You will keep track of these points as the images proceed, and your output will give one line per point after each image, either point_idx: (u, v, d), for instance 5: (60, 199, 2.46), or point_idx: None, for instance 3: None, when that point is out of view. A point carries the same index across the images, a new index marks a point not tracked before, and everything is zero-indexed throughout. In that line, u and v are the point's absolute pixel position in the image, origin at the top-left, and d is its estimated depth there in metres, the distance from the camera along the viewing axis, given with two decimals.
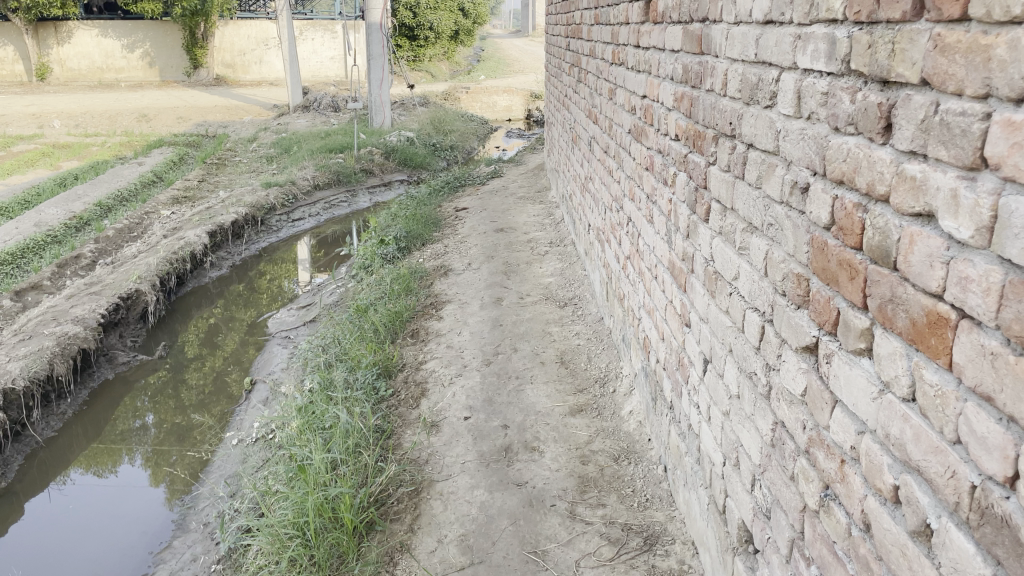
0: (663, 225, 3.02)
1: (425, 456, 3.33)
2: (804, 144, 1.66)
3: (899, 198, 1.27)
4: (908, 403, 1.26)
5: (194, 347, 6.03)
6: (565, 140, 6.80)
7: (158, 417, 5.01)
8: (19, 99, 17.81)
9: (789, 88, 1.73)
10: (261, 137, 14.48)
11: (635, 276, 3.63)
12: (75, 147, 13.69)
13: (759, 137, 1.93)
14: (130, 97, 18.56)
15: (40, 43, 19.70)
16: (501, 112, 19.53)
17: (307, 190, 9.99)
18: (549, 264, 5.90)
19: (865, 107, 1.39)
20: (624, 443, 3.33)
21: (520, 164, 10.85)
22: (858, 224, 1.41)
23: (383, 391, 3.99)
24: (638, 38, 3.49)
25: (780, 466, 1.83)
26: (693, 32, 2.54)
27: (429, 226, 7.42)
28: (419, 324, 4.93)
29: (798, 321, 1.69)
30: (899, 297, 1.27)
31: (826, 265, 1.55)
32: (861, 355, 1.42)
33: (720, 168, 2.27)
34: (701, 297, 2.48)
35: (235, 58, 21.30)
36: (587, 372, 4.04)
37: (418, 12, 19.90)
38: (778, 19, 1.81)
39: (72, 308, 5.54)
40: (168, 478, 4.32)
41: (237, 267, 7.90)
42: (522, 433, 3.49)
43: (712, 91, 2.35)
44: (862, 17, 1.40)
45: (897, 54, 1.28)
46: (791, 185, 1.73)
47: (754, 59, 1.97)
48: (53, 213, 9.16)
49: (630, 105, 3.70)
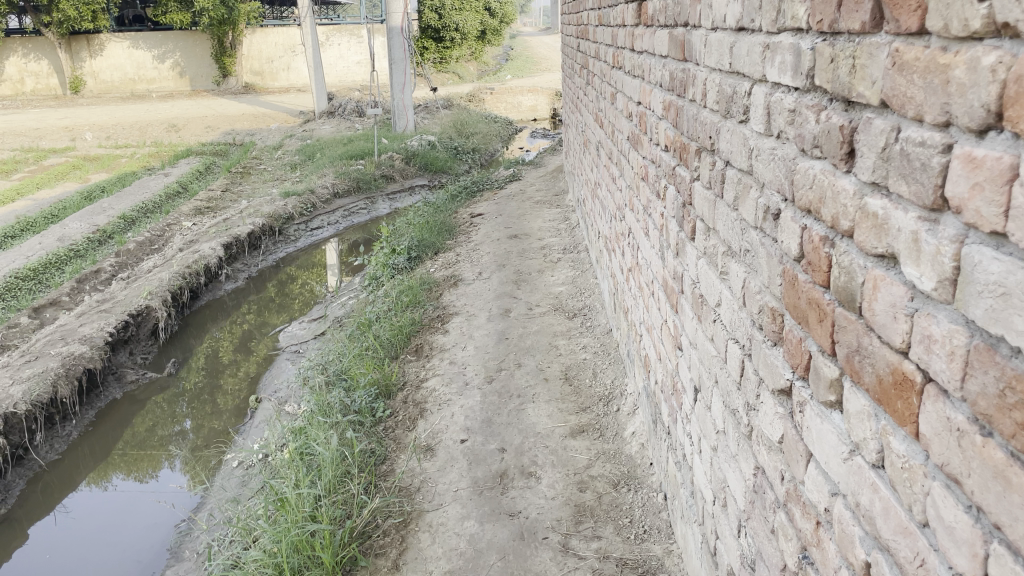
0: (657, 239, 2.85)
1: (416, 483, 3.21)
2: (775, 167, 1.49)
3: (863, 236, 1.11)
4: (877, 470, 1.10)
5: (227, 353, 6.20)
6: (579, 143, 6.63)
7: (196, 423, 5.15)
8: (52, 112, 18.08)
9: (760, 102, 1.57)
10: (285, 145, 14.50)
11: (635, 290, 3.47)
12: (104, 159, 13.84)
13: (735, 154, 1.77)
14: (160, 107, 18.75)
15: (73, 56, 19.98)
16: (526, 113, 19.43)
17: (326, 198, 9.95)
18: (561, 272, 5.75)
19: (828, 129, 1.22)
20: (624, 467, 3.17)
21: (540, 166, 10.69)
22: (824, 260, 1.25)
23: (380, 412, 3.89)
24: (632, 42, 3.33)
25: (761, 516, 1.67)
26: (678, 37, 2.37)
27: (443, 234, 7.30)
28: (424, 339, 4.82)
29: (774, 360, 1.53)
30: (865, 350, 1.11)
31: (796, 302, 1.38)
32: (832, 408, 1.26)
33: (703, 185, 2.11)
34: (690, 321, 2.31)
35: (263, 66, 21.40)
36: (591, 388, 3.89)
37: (443, 14, 19.87)
38: (749, 26, 1.64)
39: (81, 327, 5.52)
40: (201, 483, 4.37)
41: (254, 279, 7.87)
42: (519, 457, 3.35)
43: (694, 101, 2.18)
44: (824, 27, 1.24)
45: (858, 70, 1.12)
46: (764, 210, 1.57)
47: (729, 68, 1.81)
48: (76, 227, 9.22)
49: (628, 112, 3.53)
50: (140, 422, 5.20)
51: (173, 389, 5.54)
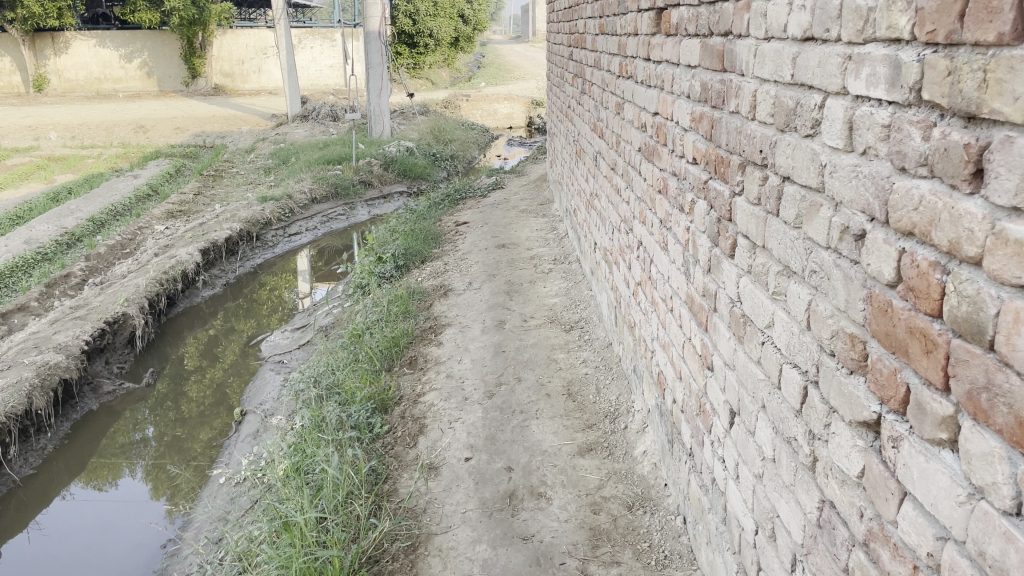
0: (679, 255, 2.77)
1: (422, 504, 3.09)
2: (858, 185, 1.41)
3: (997, 263, 1.02)
4: (1012, 518, 1.02)
5: (194, 360, 6.05)
6: (570, 152, 6.54)
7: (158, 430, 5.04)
8: (15, 111, 17.59)
9: (837, 116, 1.49)
10: (258, 149, 14.24)
11: (647, 305, 3.39)
12: (70, 160, 13.49)
13: (798, 170, 1.68)
14: (128, 108, 18.36)
15: (37, 53, 19.47)
16: (502, 120, 19.33)
17: (304, 204, 9.75)
18: (553, 284, 5.65)
19: (945, 147, 1.14)
20: (638, 489, 3.08)
21: (521, 175, 10.59)
22: (936, 287, 1.16)
23: (378, 428, 3.75)
24: (648, 51, 3.26)
25: (829, 554, 1.58)
26: (715, 48, 2.29)
27: (428, 242, 7.16)
28: (417, 351, 4.69)
29: (853, 391, 1.45)
30: (998, 389, 1.02)
31: (891, 331, 1.30)
32: (942, 446, 1.18)
33: (748, 201, 2.03)
34: (727, 342, 2.23)
35: (233, 68, 21.06)
36: (595, 405, 3.79)
37: (418, 20, 19.73)
38: (821, 36, 1.56)
39: (55, 335, 5.29)
40: (184, 498, 4.20)
41: (231, 285, 7.66)
42: (527, 476, 3.24)
43: (737, 113, 2.10)
44: (938, 38, 1.16)
45: (990, 85, 1.04)
46: (840, 229, 1.49)
47: (791, 80, 1.73)
48: (43, 229, 8.92)
49: (639, 122, 3.46)
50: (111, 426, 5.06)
51: (140, 393, 5.38)
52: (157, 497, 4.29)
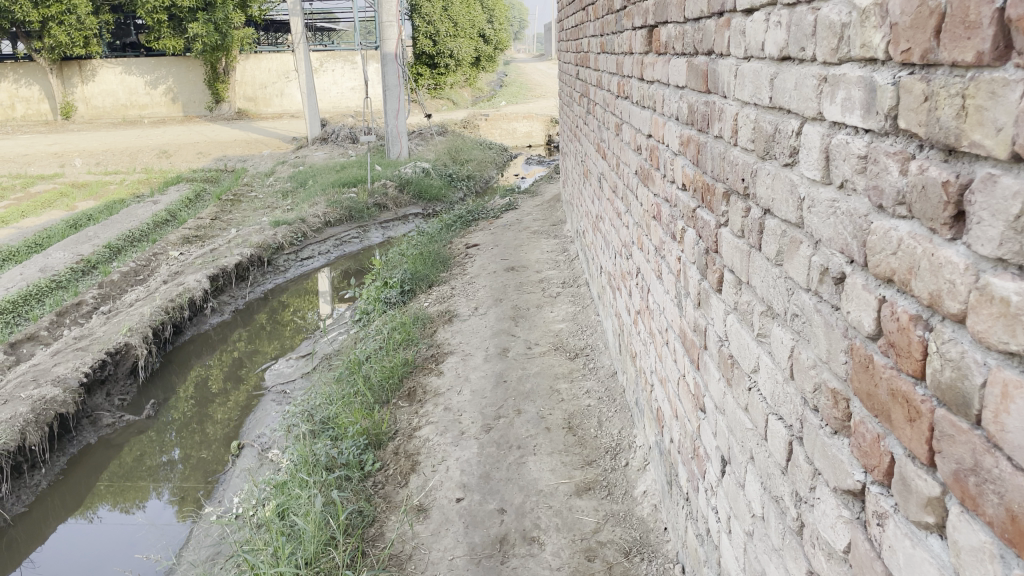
0: (672, 285, 2.61)
1: (407, 550, 2.96)
2: (836, 223, 1.25)
3: (979, 323, 0.86)
4: None
5: (217, 383, 6.08)
6: (578, 173, 6.40)
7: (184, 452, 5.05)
8: (42, 138, 17.82)
9: (814, 144, 1.33)
10: (277, 172, 14.26)
11: (645, 336, 3.23)
12: (93, 185, 13.59)
13: (777, 203, 1.53)
14: (152, 133, 18.53)
15: (64, 81, 19.75)
16: (521, 139, 19.27)
17: (317, 227, 9.70)
18: (560, 308, 5.50)
19: (923, 184, 0.98)
20: (636, 533, 2.91)
21: (536, 195, 10.46)
22: (916, 346, 1.00)
23: (370, 465, 3.63)
24: (641, 70, 3.11)
25: None
26: (699, 67, 2.14)
27: (437, 266, 7.05)
28: (417, 381, 4.56)
29: (837, 454, 1.28)
30: (986, 473, 0.86)
31: (872, 391, 1.14)
32: (929, 530, 1.01)
33: (732, 233, 1.87)
34: (716, 384, 2.06)
35: (256, 92, 21.22)
36: (597, 439, 3.62)
37: (437, 41, 19.78)
38: (797, 56, 1.41)
39: (54, 367, 5.23)
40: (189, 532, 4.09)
41: (241, 311, 7.59)
42: (520, 519, 3.09)
43: (720, 137, 1.95)
44: (913, 57, 1.00)
45: (969, 113, 0.88)
46: (820, 272, 1.33)
47: (769, 103, 1.57)
48: (59, 256, 8.93)
49: (635, 144, 3.32)
50: (126, 452, 5.05)
51: (142, 424, 5.30)
52: (183, 519, 4.26)
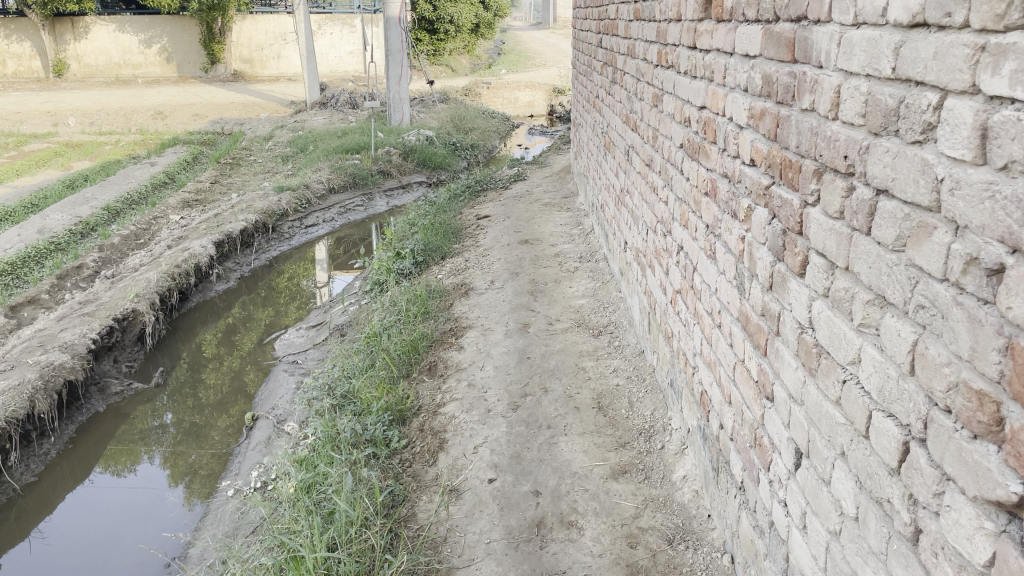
0: (731, 264, 2.49)
1: (443, 533, 2.88)
2: (993, 208, 1.14)
3: None
4: None
5: (211, 348, 6.00)
6: (597, 145, 6.24)
7: (177, 416, 5.01)
8: (35, 96, 17.42)
9: (963, 120, 1.21)
10: (276, 136, 14.00)
11: (688, 316, 3.12)
12: (89, 146, 13.31)
13: (900, 184, 1.41)
14: (147, 93, 18.17)
15: (57, 38, 19.30)
16: (522, 108, 18.97)
17: (321, 193, 9.51)
18: (579, 283, 5.38)
19: None
20: (678, 519, 2.81)
21: (544, 166, 10.27)
22: None
23: (396, 442, 3.54)
24: (694, 38, 2.97)
25: None
26: (783, 33, 2.00)
27: (448, 237, 6.90)
28: (437, 356, 4.45)
29: (980, 460, 1.18)
30: None
31: None
32: None
33: (825, 214, 1.75)
34: (793, 372, 1.95)
35: (252, 53, 20.79)
36: (629, 420, 3.52)
37: (438, 6, 19.38)
38: (936, 22, 1.29)
39: (62, 333, 5.09)
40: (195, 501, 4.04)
41: (245, 279, 7.43)
42: (556, 502, 2.99)
43: (811, 110, 1.82)
44: None
45: None
46: (966, 262, 1.21)
47: (891, 73, 1.45)
48: (57, 218, 8.71)
49: (682, 116, 3.19)
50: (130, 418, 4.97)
51: (149, 392, 5.18)
52: (175, 484, 4.26)
